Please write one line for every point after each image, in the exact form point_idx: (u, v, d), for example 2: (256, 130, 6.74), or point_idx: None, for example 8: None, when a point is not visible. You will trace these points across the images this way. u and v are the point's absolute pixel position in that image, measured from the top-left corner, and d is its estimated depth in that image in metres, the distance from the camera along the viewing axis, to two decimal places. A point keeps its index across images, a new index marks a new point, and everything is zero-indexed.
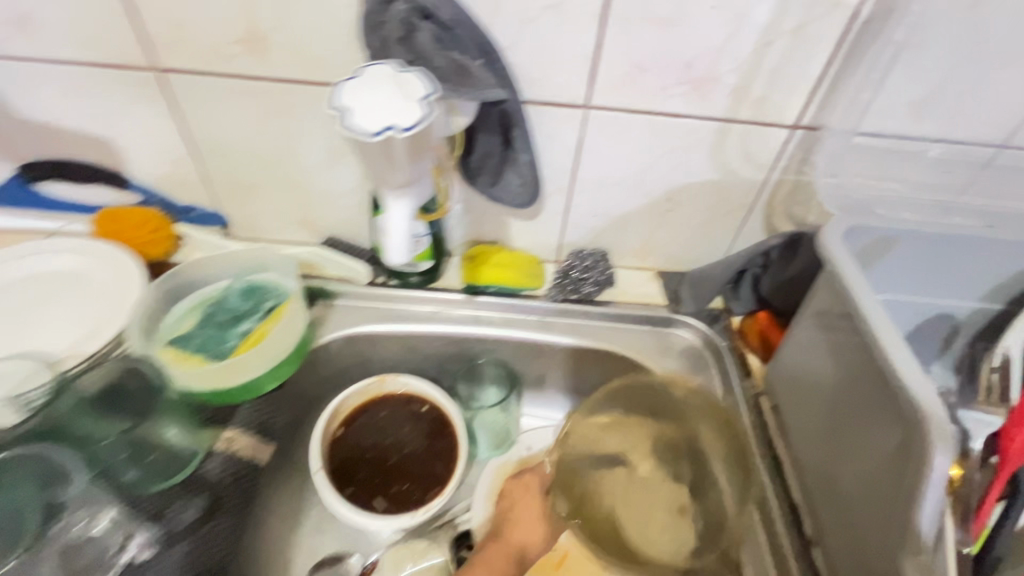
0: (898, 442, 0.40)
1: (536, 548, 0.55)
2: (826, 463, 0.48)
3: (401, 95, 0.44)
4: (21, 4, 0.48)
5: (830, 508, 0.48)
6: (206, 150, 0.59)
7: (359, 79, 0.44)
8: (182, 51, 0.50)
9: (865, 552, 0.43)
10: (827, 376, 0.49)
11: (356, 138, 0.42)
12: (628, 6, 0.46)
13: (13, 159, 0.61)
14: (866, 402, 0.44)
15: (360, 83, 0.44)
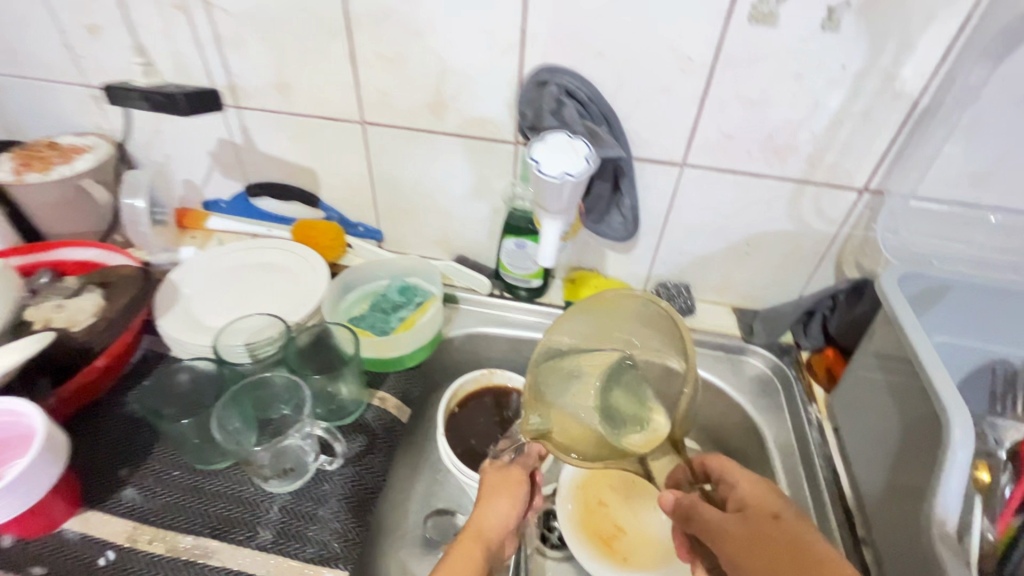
0: (935, 452, 0.48)
1: (502, 526, 0.52)
2: (877, 473, 0.56)
3: (575, 154, 0.57)
4: (285, 76, 0.69)
5: (880, 513, 0.55)
6: (382, 181, 0.78)
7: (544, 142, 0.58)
8: (383, 110, 0.70)
9: (906, 550, 0.50)
10: (884, 400, 0.56)
11: (544, 180, 0.56)
12: (724, 91, 0.59)
13: (243, 180, 0.83)
14: (913, 422, 0.51)
15: (546, 145, 0.58)
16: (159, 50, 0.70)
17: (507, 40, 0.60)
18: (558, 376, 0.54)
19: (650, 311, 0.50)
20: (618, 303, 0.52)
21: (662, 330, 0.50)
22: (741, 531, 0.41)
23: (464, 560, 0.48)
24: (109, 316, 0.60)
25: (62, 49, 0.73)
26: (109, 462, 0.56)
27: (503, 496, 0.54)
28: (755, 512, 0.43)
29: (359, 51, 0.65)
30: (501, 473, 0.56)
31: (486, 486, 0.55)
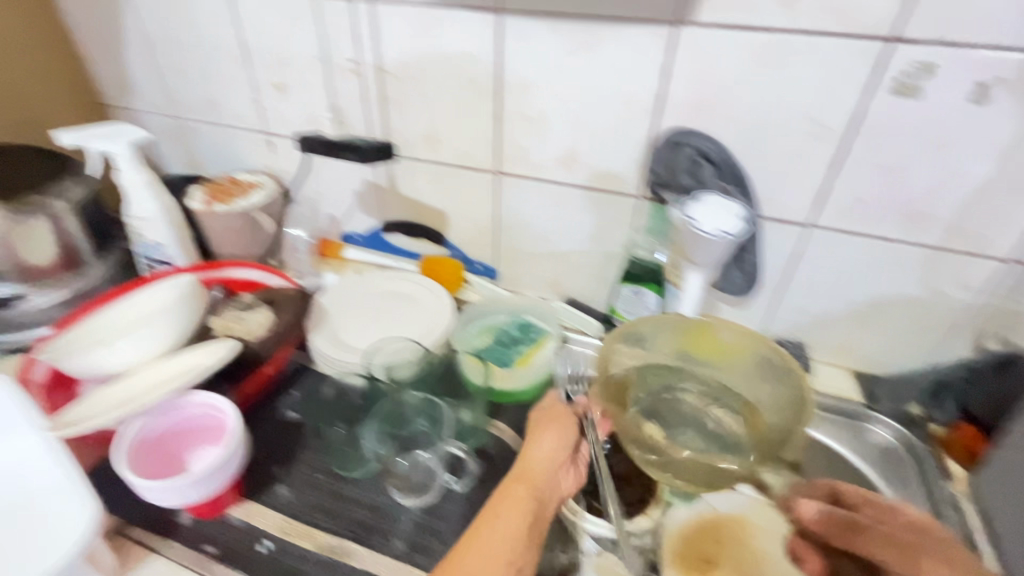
0: None
1: (549, 462, 0.57)
2: None
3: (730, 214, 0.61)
4: (435, 130, 0.79)
5: None
6: (506, 225, 0.84)
7: (700, 200, 0.62)
8: (519, 163, 0.77)
9: None
10: None
11: (698, 235, 0.60)
12: (859, 159, 0.61)
13: (379, 218, 0.93)
14: None
15: (703, 203, 0.62)
16: (332, 107, 0.82)
17: (643, 104, 0.66)
18: (640, 379, 0.66)
19: (756, 368, 0.64)
20: (729, 350, 0.65)
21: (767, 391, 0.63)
22: (933, 549, 0.45)
23: (515, 504, 0.53)
24: (277, 329, 0.69)
25: (252, 103, 0.88)
26: (266, 459, 0.63)
27: (550, 442, 0.59)
28: (927, 529, 0.47)
29: (504, 112, 0.73)
30: (551, 413, 0.63)
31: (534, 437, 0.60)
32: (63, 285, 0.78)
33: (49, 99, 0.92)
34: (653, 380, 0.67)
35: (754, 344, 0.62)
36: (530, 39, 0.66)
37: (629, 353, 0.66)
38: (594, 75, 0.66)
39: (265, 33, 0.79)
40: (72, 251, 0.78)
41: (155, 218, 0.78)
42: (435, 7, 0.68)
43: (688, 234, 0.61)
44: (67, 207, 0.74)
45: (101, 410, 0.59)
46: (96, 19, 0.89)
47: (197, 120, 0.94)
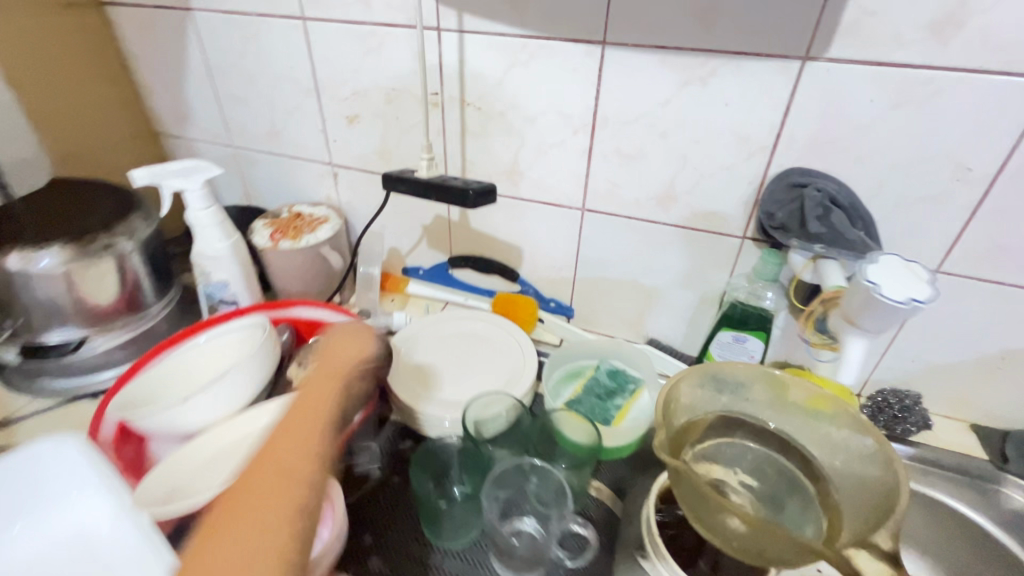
0: None
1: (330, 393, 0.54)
2: None
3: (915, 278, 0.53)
4: (517, 165, 0.75)
5: None
6: (587, 263, 0.80)
7: (877, 262, 0.54)
8: (608, 200, 0.73)
9: None
10: None
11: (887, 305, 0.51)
12: (1003, 204, 0.56)
13: (447, 252, 0.89)
14: None
15: (881, 266, 0.54)
16: (406, 139, 0.79)
17: (758, 142, 0.61)
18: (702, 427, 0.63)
19: (842, 439, 0.58)
20: (818, 414, 0.60)
21: (843, 464, 0.58)
22: None
23: (305, 434, 0.49)
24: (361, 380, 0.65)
25: (319, 134, 0.84)
26: (357, 526, 0.58)
27: (336, 356, 0.60)
28: None
29: (597, 147, 0.69)
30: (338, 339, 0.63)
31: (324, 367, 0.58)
32: (126, 328, 0.74)
33: (105, 129, 0.89)
34: (713, 425, 0.64)
35: (851, 414, 0.57)
36: (636, 72, 0.62)
37: (704, 391, 0.63)
38: (706, 110, 0.62)
39: (339, 63, 0.75)
40: (136, 293, 0.74)
41: (224, 257, 0.73)
42: (531, 39, 0.64)
43: (868, 301, 0.53)
44: (133, 247, 0.70)
45: (197, 481, 0.56)
46: (156, 47, 0.85)
47: (257, 150, 0.91)
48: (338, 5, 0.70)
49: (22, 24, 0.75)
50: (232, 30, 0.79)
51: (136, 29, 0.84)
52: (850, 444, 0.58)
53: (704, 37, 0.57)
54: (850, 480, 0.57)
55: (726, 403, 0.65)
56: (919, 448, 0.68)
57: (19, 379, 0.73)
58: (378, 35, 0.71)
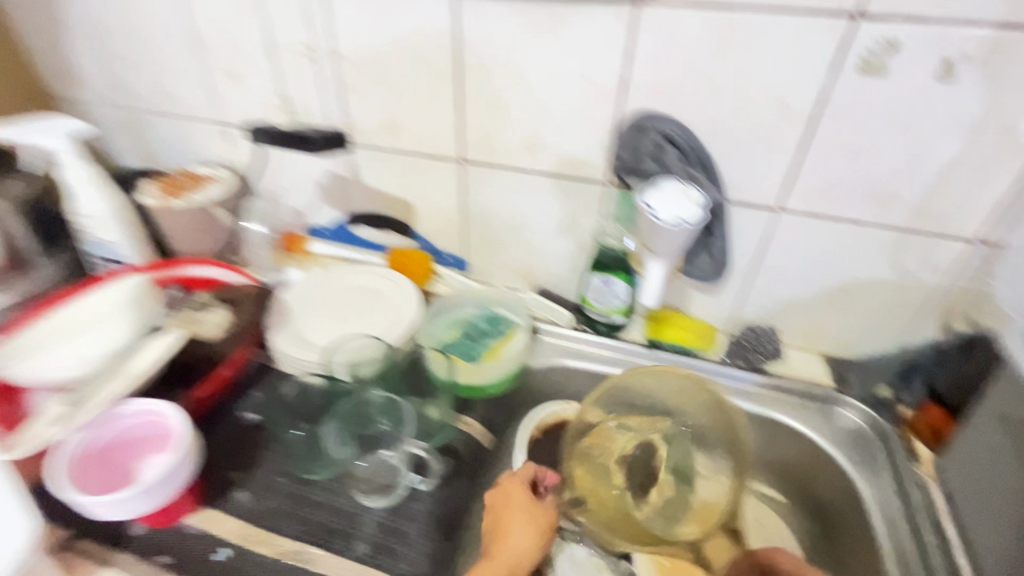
0: None
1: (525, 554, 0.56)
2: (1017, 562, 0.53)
3: (687, 200, 0.61)
4: (396, 118, 0.76)
5: None
6: (474, 215, 0.82)
7: (658, 188, 0.62)
8: (484, 151, 0.74)
9: None
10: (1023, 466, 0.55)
11: (660, 223, 0.60)
12: (826, 141, 0.60)
13: (344, 210, 0.90)
14: None
15: (662, 192, 0.62)
16: (289, 98, 0.79)
17: (606, 87, 0.64)
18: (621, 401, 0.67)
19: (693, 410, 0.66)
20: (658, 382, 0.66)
21: (701, 411, 0.65)
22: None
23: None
24: (233, 330, 0.66)
25: (205, 93, 0.84)
26: (219, 462, 0.61)
27: (523, 534, 0.56)
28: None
29: (466, 96, 0.71)
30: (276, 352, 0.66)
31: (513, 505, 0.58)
32: (15, 287, 0.74)
33: None
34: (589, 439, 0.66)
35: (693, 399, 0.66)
36: (490, 20, 0.64)
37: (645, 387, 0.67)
38: (557, 59, 0.64)
39: (215, 17, 0.75)
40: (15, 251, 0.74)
41: (103, 215, 0.75)
42: None
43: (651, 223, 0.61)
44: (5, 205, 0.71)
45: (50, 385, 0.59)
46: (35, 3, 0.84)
47: (148, 111, 0.90)
48: None
49: None
50: None
51: None
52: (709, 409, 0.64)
53: None
54: (715, 429, 0.64)
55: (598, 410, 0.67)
56: (772, 377, 0.73)
57: None
58: None
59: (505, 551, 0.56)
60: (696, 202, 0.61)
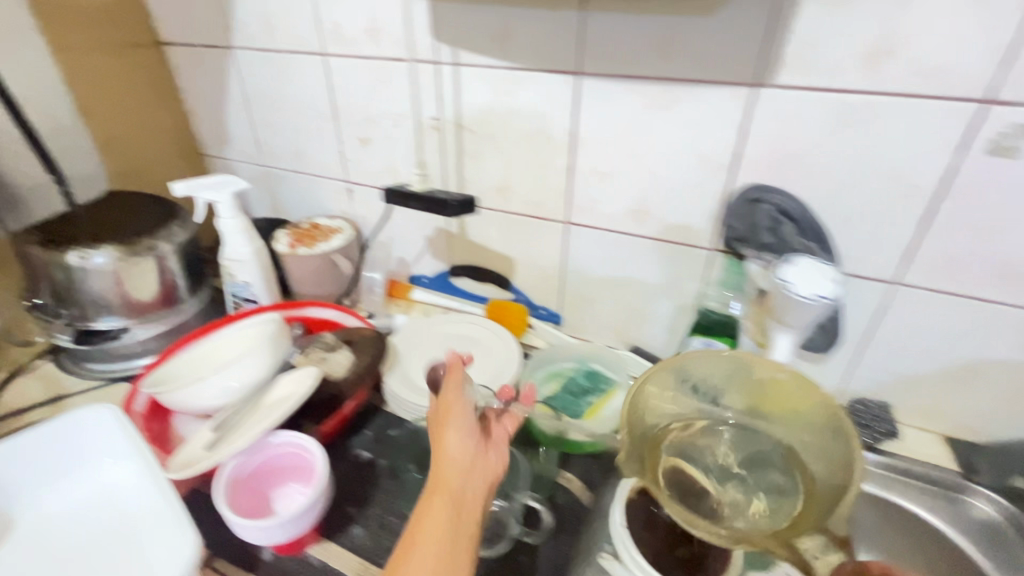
0: None
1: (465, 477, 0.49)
2: None
3: (824, 278, 0.59)
4: (508, 182, 0.82)
5: None
6: (573, 273, 0.86)
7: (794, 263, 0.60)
8: (589, 214, 0.79)
9: None
10: None
11: (801, 299, 0.57)
12: (951, 218, 0.59)
13: (447, 262, 0.96)
14: None
15: (798, 267, 0.59)
16: (411, 161, 0.88)
17: (718, 161, 0.67)
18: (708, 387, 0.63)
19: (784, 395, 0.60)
20: (786, 382, 0.60)
21: (817, 441, 0.58)
22: None
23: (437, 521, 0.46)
24: (358, 370, 0.72)
25: (337, 155, 0.94)
26: (339, 496, 0.65)
27: (456, 443, 0.52)
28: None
29: (577, 164, 0.76)
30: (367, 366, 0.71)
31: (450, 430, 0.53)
32: (161, 319, 0.84)
33: (158, 149, 1.03)
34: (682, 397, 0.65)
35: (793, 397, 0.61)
36: (608, 99, 0.69)
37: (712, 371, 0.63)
38: (670, 134, 0.68)
39: (355, 92, 0.86)
40: (169, 289, 0.83)
41: (247, 259, 0.83)
42: (516, 70, 0.72)
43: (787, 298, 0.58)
44: (171, 249, 0.80)
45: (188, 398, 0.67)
46: (203, 79, 0.99)
47: (283, 168, 1.02)
48: (353, 43, 0.80)
49: (95, 66, 0.90)
50: (265, 65, 0.91)
51: (188, 64, 0.98)
52: (832, 444, 0.56)
53: (666, 67, 0.64)
54: (826, 461, 0.56)
55: (699, 382, 0.65)
56: (886, 456, 0.70)
57: (70, 364, 0.84)
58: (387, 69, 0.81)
59: (438, 466, 0.50)
60: (833, 279, 0.59)
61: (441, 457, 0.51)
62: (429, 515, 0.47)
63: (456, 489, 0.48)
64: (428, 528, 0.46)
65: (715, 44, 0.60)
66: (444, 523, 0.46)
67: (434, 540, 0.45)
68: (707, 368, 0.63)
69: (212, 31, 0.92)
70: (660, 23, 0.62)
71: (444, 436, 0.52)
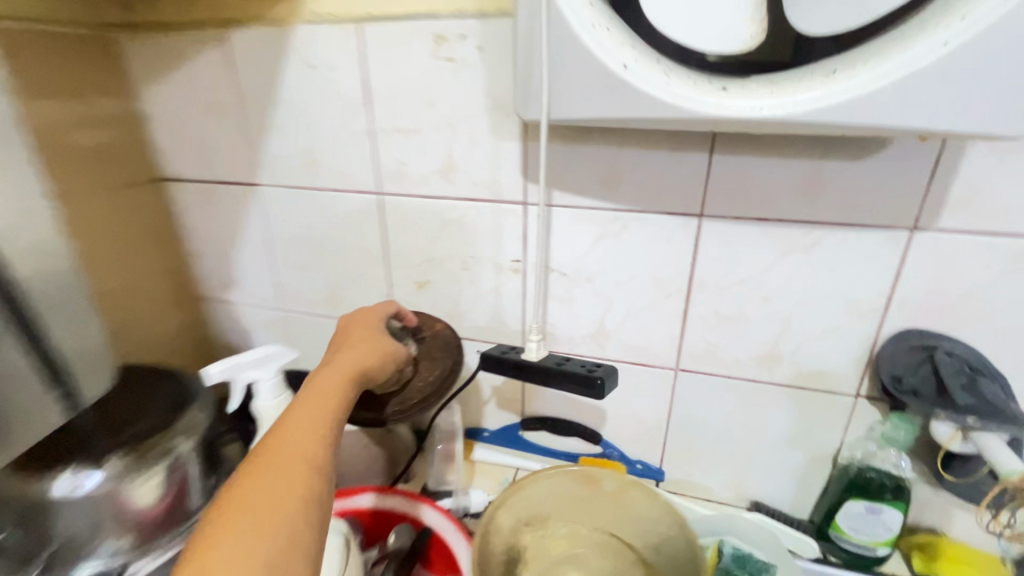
0: None
1: (360, 358, 0.58)
2: None
3: None
4: (605, 326, 0.71)
5: None
6: (681, 423, 0.74)
7: None
8: (705, 360, 0.69)
9: None
10: None
11: None
12: None
13: (516, 412, 0.82)
14: None
15: None
16: (480, 305, 0.76)
17: (867, 305, 0.60)
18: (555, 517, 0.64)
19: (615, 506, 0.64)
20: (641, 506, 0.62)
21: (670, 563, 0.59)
22: None
23: (324, 392, 0.52)
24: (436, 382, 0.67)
25: (384, 298, 0.81)
26: None
27: (354, 346, 0.60)
28: None
29: (692, 309, 0.67)
30: (351, 324, 0.65)
31: (350, 339, 0.61)
32: (173, 543, 0.60)
33: (153, 300, 0.86)
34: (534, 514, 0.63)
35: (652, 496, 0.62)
36: (734, 241, 0.62)
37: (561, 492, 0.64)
38: (809, 277, 0.61)
39: (417, 233, 0.75)
40: (182, 500, 0.61)
41: None
42: (622, 211, 0.64)
43: None
44: (192, 448, 0.62)
45: None
46: (215, 217, 0.85)
47: (311, 313, 0.87)
48: (423, 182, 0.71)
49: (88, 212, 0.75)
50: (300, 203, 0.79)
51: (197, 202, 0.84)
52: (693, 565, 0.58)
53: (806, 209, 0.58)
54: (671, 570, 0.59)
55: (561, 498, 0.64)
56: None
57: None
58: (460, 209, 0.71)
59: (342, 359, 0.57)
60: None
61: (359, 358, 0.58)
62: (326, 384, 0.53)
63: (353, 371, 0.56)
64: (307, 407, 0.49)
65: (868, 188, 0.56)
66: (331, 400, 0.51)
67: (324, 432, 0.47)
68: (549, 492, 0.64)
69: (233, 168, 0.80)
70: (802, 167, 0.57)
71: (361, 346, 0.60)
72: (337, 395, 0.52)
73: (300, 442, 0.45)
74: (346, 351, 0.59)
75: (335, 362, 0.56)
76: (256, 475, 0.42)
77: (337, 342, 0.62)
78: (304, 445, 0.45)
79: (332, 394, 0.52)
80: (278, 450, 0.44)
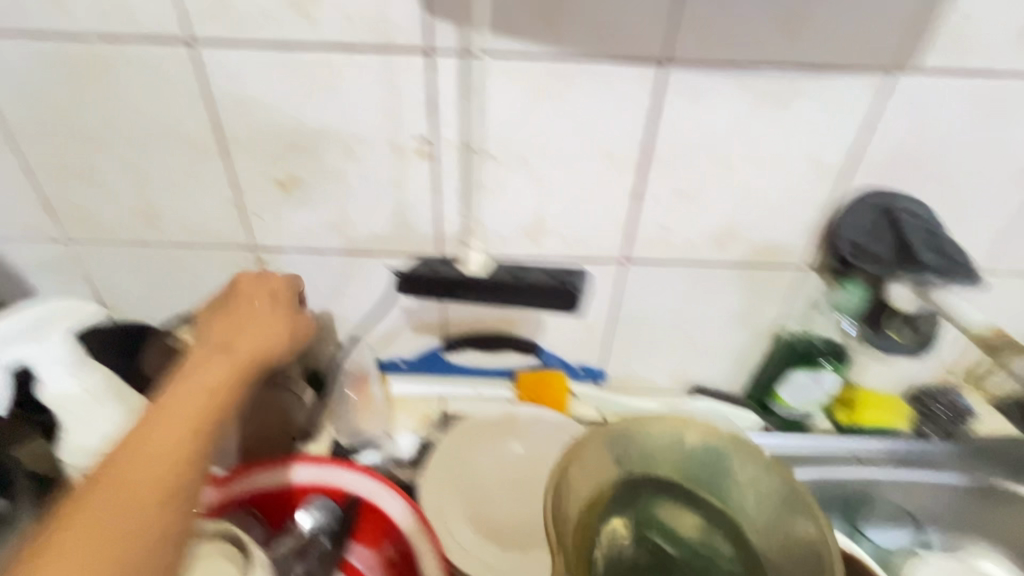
0: None
1: (275, 331, 0.49)
2: None
3: None
4: (541, 219, 0.57)
5: None
6: (626, 319, 0.66)
7: None
8: (657, 247, 0.60)
9: None
10: None
11: None
12: None
13: (434, 334, 0.68)
14: None
15: None
16: (375, 206, 0.56)
17: (832, 167, 0.54)
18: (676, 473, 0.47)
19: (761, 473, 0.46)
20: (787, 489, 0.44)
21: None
22: None
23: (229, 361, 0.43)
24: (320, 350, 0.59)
25: (230, 207, 0.57)
26: None
27: (264, 314, 0.50)
28: None
29: (648, 188, 0.55)
30: (255, 287, 0.53)
31: (254, 307, 0.51)
32: None
33: None
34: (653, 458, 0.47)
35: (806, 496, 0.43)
36: (702, 96, 0.50)
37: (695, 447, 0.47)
38: (780, 137, 0.52)
39: (268, 106, 0.50)
40: None
41: None
42: (567, 60, 0.48)
43: None
44: None
45: None
46: None
47: (117, 241, 0.59)
48: (265, 20, 0.46)
49: None
50: (52, 63, 0.48)
51: None
52: None
53: (788, 50, 0.47)
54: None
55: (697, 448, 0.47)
56: (970, 442, 0.68)
57: None
58: (332, 65, 0.48)
59: (250, 333, 0.47)
60: None
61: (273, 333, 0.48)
62: (230, 358, 0.44)
63: (266, 346, 0.47)
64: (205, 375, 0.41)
65: (859, 17, 0.46)
66: (234, 374, 0.42)
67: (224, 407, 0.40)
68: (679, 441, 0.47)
69: None
70: None
71: (269, 321, 0.50)
72: (247, 366, 0.44)
73: (189, 416, 0.37)
74: (257, 322, 0.49)
75: (240, 335, 0.47)
76: (139, 447, 0.35)
77: (235, 314, 0.50)
78: (194, 421, 0.37)
79: (238, 365, 0.43)
80: (157, 428, 0.36)
